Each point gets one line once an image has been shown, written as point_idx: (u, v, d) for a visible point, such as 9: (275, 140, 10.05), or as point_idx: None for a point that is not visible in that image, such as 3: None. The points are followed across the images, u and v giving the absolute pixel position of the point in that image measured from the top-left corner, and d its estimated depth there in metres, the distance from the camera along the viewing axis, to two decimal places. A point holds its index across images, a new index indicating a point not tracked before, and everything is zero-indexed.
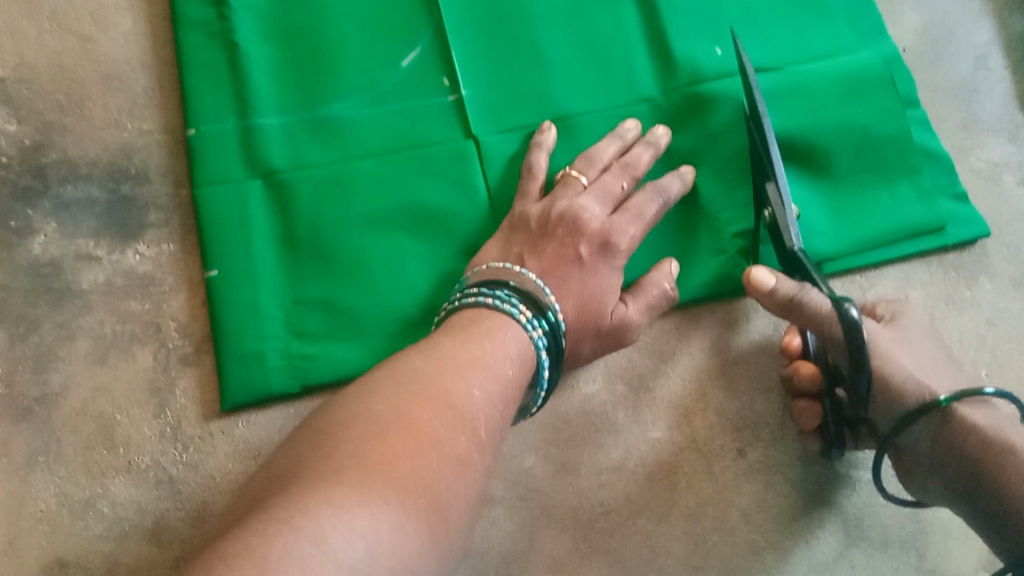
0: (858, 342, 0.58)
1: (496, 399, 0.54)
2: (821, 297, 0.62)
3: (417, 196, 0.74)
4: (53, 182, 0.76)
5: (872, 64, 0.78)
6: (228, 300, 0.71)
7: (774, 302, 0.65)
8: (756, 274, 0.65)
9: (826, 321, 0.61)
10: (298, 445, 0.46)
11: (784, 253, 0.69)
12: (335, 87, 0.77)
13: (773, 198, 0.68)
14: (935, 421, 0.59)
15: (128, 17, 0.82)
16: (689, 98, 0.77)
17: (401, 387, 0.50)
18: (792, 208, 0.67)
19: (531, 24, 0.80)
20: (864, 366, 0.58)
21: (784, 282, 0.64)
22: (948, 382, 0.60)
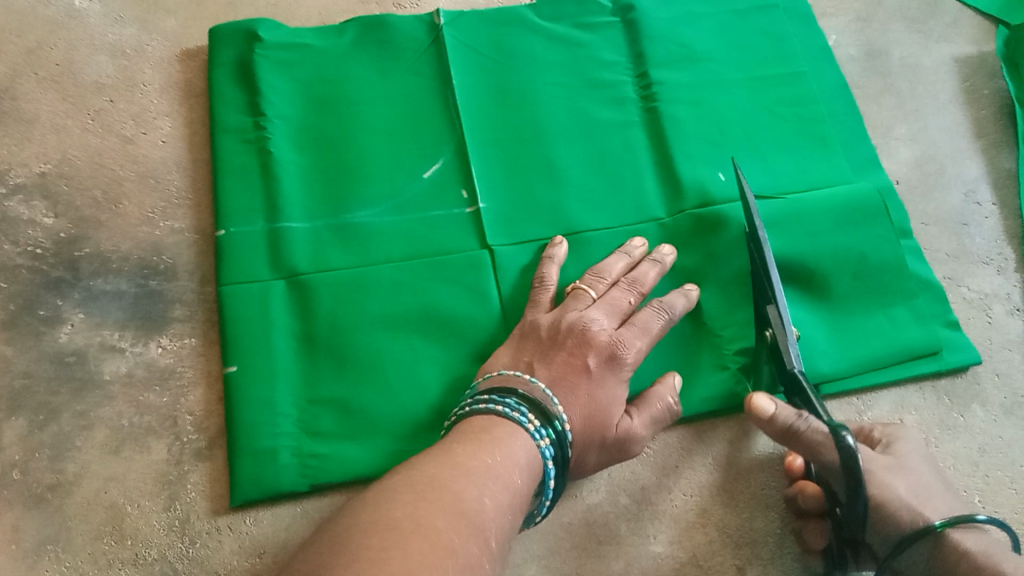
0: (854, 468, 0.59)
1: (504, 509, 0.55)
2: (818, 423, 0.63)
3: (433, 302, 0.77)
4: (84, 275, 0.79)
5: (865, 190, 0.83)
6: (244, 395, 0.73)
7: (773, 429, 0.67)
8: (757, 399, 0.67)
9: (823, 447, 0.62)
10: (319, 551, 0.48)
11: (784, 371, 0.70)
12: (359, 195, 0.81)
13: (773, 319, 0.70)
14: (930, 545, 0.60)
15: (167, 121, 0.86)
16: (694, 218, 0.81)
17: (417, 494, 0.52)
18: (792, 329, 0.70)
19: (547, 144, 0.84)
20: (860, 491, 0.59)
21: (784, 411, 0.66)
22: (942, 511, 0.62)
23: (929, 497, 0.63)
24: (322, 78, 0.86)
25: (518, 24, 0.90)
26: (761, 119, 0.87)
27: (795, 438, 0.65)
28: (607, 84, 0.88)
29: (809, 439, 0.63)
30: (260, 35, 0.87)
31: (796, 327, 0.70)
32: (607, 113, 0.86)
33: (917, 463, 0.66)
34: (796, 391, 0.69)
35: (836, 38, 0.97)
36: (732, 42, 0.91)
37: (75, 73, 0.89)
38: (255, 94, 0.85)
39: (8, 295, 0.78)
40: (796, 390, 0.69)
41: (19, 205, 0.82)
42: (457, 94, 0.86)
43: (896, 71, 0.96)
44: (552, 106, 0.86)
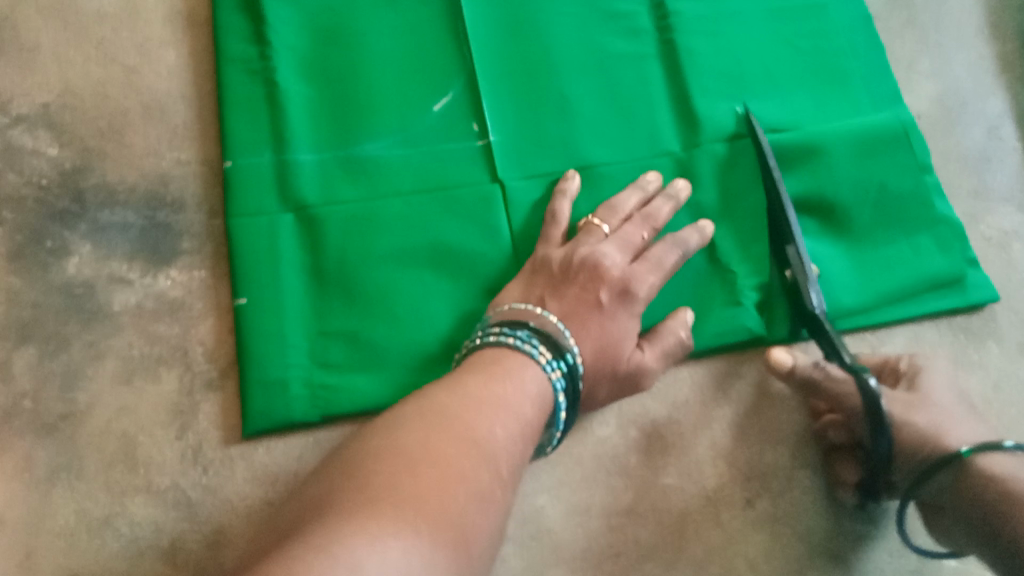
0: (878, 411, 0.61)
1: (516, 437, 0.55)
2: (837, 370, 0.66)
3: (443, 236, 0.76)
4: (91, 206, 0.78)
5: (888, 123, 0.81)
6: (254, 328, 0.73)
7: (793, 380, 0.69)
8: (775, 355, 0.69)
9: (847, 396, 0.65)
10: (330, 479, 0.48)
11: (804, 311, 0.71)
12: (368, 127, 0.80)
13: (794, 260, 0.72)
14: (953, 474, 0.60)
15: (172, 51, 0.84)
16: (710, 152, 0.80)
17: (428, 421, 0.52)
18: (813, 269, 0.72)
19: (559, 76, 0.83)
20: (885, 431, 0.61)
21: (802, 363, 0.68)
22: (969, 434, 0.61)
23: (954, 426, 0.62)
24: (329, 7, 0.84)
25: None
26: (779, 53, 0.85)
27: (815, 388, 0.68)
28: (622, 15, 0.85)
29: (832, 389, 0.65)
30: None
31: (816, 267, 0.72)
32: (620, 45, 0.84)
33: (940, 391, 0.65)
34: (817, 332, 0.70)
35: None
36: None
37: (75, 0, 0.86)
38: (260, 24, 0.83)
39: (14, 226, 0.77)
40: (816, 329, 0.70)
41: (22, 135, 0.80)
42: (467, 24, 0.84)
43: (921, 3, 0.92)
44: (565, 36, 0.84)
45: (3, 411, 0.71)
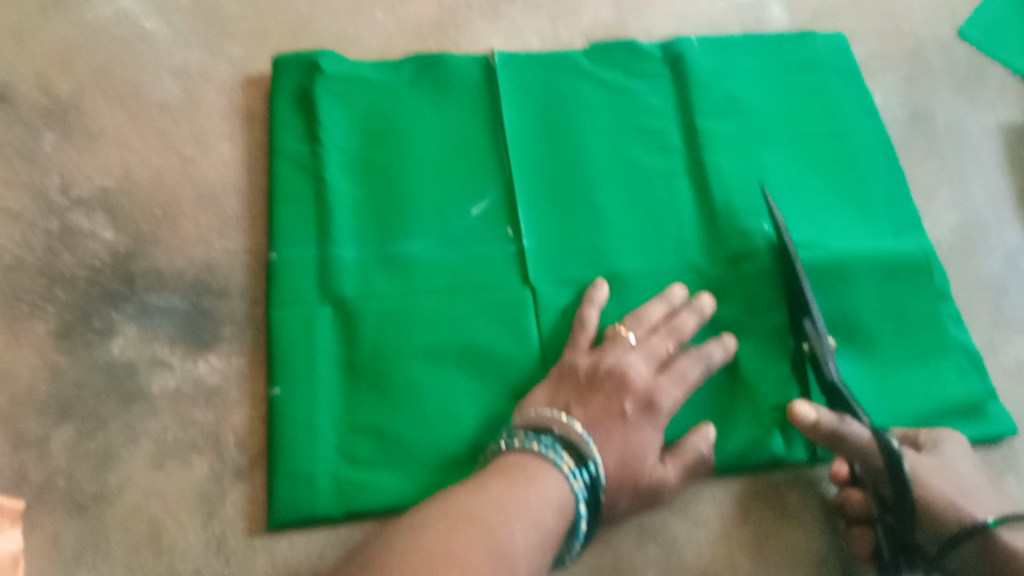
0: (900, 470, 0.62)
1: (535, 546, 0.55)
2: (862, 428, 0.65)
3: (474, 337, 0.79)
4: (139, 289, 0.81)
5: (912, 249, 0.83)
6: (287, 419, 0.74)
7: (817, 435, 0.67)
8: (797, 407, 0.68)
9: (868, 453, 0.64)
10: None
11: (824, 382, 0.73)
12: (409, 227, 0.83)
13: (810, 332, 0.75)
14: (978, 544, 0.61)
15: (228, 144, 0.89)
16: (735, 273, 0.82)
17: (447, 525, 0.52)
18: (829, 343, 0.74)
19: (593, 187, 0.85)
20: (907, 492, 0.62)
21: (826, 415, 0.67)
22: (990, 507, 0.64)
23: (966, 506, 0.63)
24: (378, 111, 0.88)
25: (568, 66, 0.92)
26: (803, 174, 0.87)
27: (839, 443, 0.66)
28: (654, 131, 0.89)
29: (851, 443, 0.65)
30: (321, 67, 0.90)
31: (831, 341, 0.75)
32: (652, 160, 0.87)
33: (962, 465, 0.67)
34: (836, 400, 0.71)
35: (882, 98, 0.95)
36: (778, 96, 0.91)
37: (141, 92, 0.92)
38: (313, 123, 0.87)
39: (64, 305, 0.80)
40: (836, 399, 0.71)
41: (81, 218, 0.84)
42: (507, 133, 0.88)
43: (941, 134, 0.94)
44: (600, 150, 0.87)
45: (37, 487, 0.72)
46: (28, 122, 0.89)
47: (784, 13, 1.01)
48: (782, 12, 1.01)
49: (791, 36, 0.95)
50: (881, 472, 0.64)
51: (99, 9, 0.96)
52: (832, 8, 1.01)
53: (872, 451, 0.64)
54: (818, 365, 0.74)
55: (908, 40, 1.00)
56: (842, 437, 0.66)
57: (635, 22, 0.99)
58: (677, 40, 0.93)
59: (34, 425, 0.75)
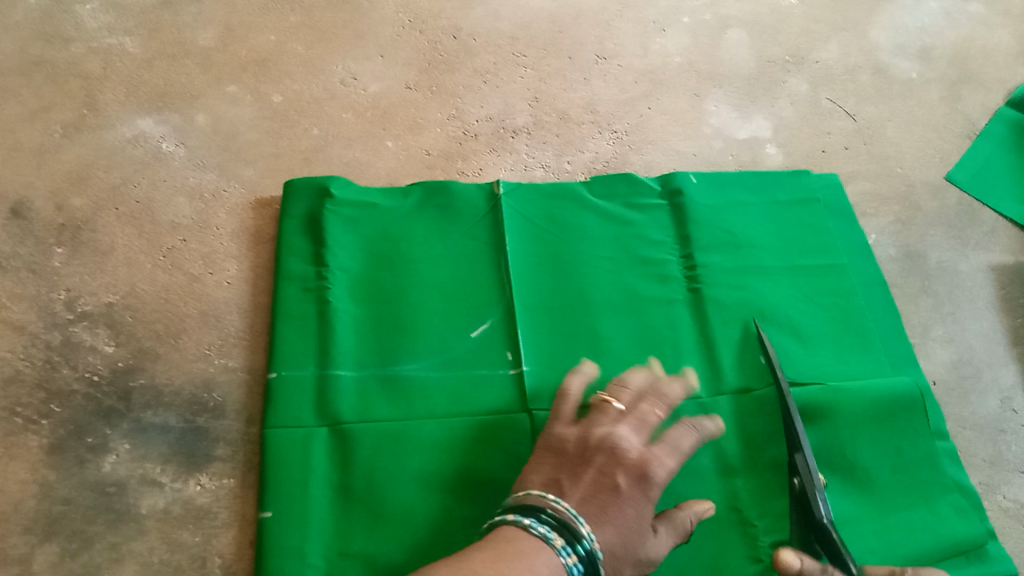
0: None
1: None
2: None
3: (470, 461, 0.77)
4: (136, 405, 0.81)
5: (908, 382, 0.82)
6: (276, 544, 0.73)
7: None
8: (784, 555, 0.63)
9: None
10: None
11: (812, 519, 0.68)
12: (409, 349, 0.83)
13: (801, 467, 0.72)
14: None
15: (234, 264, 0.91)
16: (733, 404, 0.81)
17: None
18: (819, 479, 0.71)
19: (592, 314, 0.86)
20: None
21: (811, 564, 0.63)
22: None
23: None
24: (384, 235, 0.91)
25: (570, 196, 0.95)
26: (800, 307, 0.88)
27: None
28: (653, 261, 0.90)
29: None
30: (331, 192, 0.93)
31: (822, 476, 0.71)
32: (651, 289, 0.88)
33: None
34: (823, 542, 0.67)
35: (876, 237, 0.98)
36: (774, 231, 0.93)
37: (153, 211, 0.94)
38: (320, 246, 0.89)
39: (59, 419, 0.80)
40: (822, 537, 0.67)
41: (83, 332, 0.85)
42: (509, 260, 0.89)
43: (934, 274, 0.96)
44: (599, 278, 0.89)
45: None
46: (39, 237, 0.91)
47: (778, 151, 1.05)
48: (777, 150, 1.05)
49: (785, 174, 0.98)
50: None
51: (118, 132, 1.00)
52: (824, 149, 1.05)
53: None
54: (806, 500, 0.70)
55: (900, 181, 1.03)
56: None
57: (635, 156, 1.03)
58: (675, 175, 0.96)
59: (17, 543, 0.73)
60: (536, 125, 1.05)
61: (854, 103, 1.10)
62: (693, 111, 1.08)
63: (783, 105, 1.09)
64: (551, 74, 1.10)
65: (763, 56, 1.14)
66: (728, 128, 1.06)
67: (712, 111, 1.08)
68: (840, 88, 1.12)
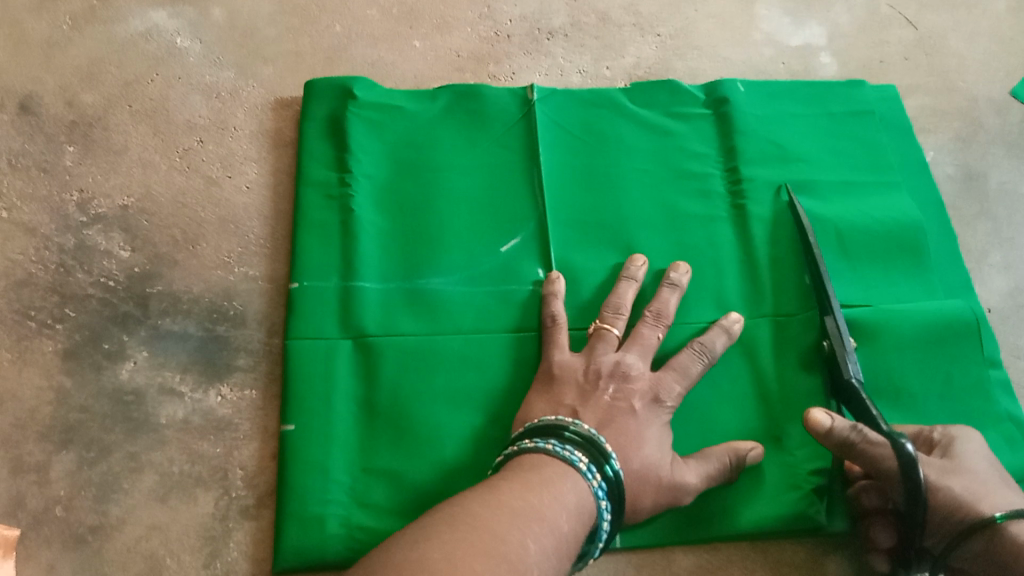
0: (914, 475, 0.58)
1: (551, 552, 0.50)
2: (877, 435, 0.62)
3: (499, 380, 0.74)
4: (153, 313, 0.78)
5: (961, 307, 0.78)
6: (299, 458, 0.70)
7: (831, 443, 0.64)
8: (814, 414, 0.64)
9: (881, 460, 0.61)
10: None
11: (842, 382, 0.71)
12: (436, 261, 0.79)
13: (832, 331, 0.73)
14: (983, 540, 0.57)
15: (254, 168, 0.86)
16: (777, 327, 0.77)
17: (455, 533, 0.48)
18: (850, 345, 0.72)
19: (630, 229, 0.82)
20: (919, 497, 0.58)
21: (841, 422, 0.63)
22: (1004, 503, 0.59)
23: (973, 502, 0.58)
24: (410, 141, 0.86)
25: (608, 105, 0.89)
26: (854, 220, 0.82)
27: (851, 453, 0.62)
28: (695, 175, 0.85)
29: (865, 452, 0.61)
30: (354, 93, 0.88)
31: (853, 343, 0.73)
32: (691, 204, 0.84)
33: (976, 462, 0.62)
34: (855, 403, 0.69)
35: (933, 155, 0.93)
36: (824, 146, 0.88)
37: (168, 109, 0.89)
38: (343, 151, 0.85)
39: (74, 325, 0.77)
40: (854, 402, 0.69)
41: (97, 235, 0.82)
42: (542, 171, 0.85)
43: (994, 195, 0.91)
44: (638, 192, 0.84)
45: (34, 516, 0.69)
46: (49, 134, 0.87)
47: (833, 60, 0.99)
48: (831, 59, 0.99)
49: (839, 85, 0.92)
50: (895, 478, 0.60)
51: (130, 24, 0.95)
52: (882, 60, 0.99)
53: (887, 458, 0.61)
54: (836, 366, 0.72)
55: (961, 96, 0.97)
56: (856, 446, 0.62)
57: (679, 63, 0.97)
58: (721, 83, 0.90)
59: (34, 450, 0.71)
60: (574, 26, 0.98)
61: (914, 11, 1.03)
62: (742, 15, 1.01)
63: (840, 11, 1.02)
64: None
65: None
66: (779, 34, 1.00)
67: (763, 15, 1.01)
68: None
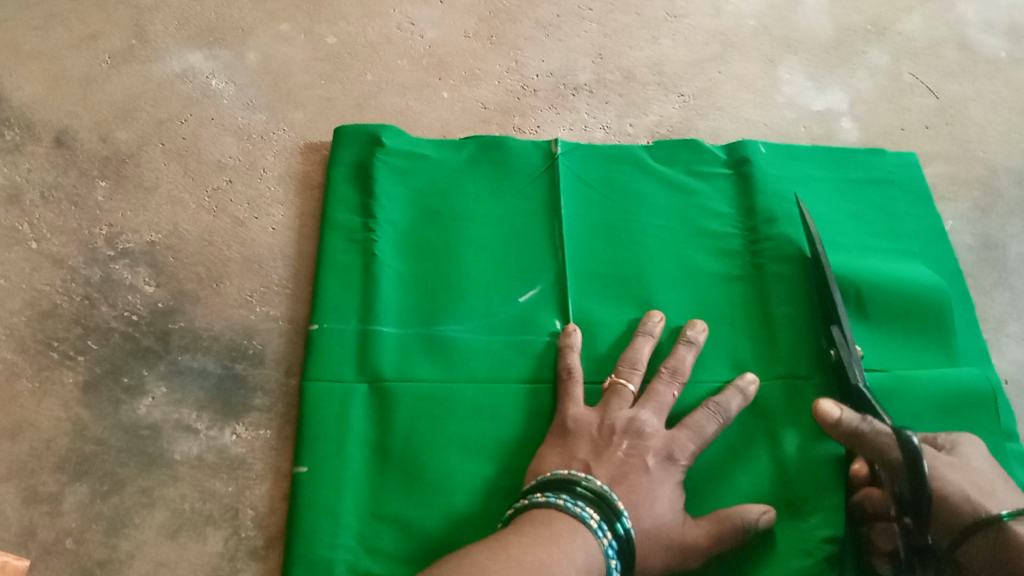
0: (916, 459, 0.62)
1: None
2: (883, 427, 0.66)
3: (512, 431, 0.74)
4: (174, 348, 0.79)
5: (980, 378, 0.78)
6: (310, 500, 0.70)
7: (840, 434, 0.68)
8: (824, 404, 0.69)
9: (886, 447, 0.65)
10: None
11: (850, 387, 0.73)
12: (454, 308, 0.80)
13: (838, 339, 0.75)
14: (989, 538, 0.57)
15: (280, 210, 0.88)
16: (792, 390, 0.77)
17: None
18: (856, 350, 0.74)
19: (647, 285, 0.82)
20: (921, 482, 0.61)
21: (850, 415, 0.68)
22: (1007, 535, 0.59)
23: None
24: (434, 189, 0.87)
25: (631, 161, 0.91)
26: (879, 281, 0.82)
27: (858, 441, 0.67)
28: (714, 234, 0.86)
29: (872, 441, 0.66)
30: (382, 141, 0.89)
31: (860, 348, 0.75)
32: (710, 263, 0.84)
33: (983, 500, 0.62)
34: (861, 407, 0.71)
35: (952, 223, 0.93)
36: (845, 209, 0.89)
37: (199, 149, 0.91)
38: (368, 196, 0.86)
39: (96, 357, 0.78)
40: (860, 404, 0.71)
41: (123, 269, 0.83)
42: (564, 223, 0.86)
43: (1012, 266, 0.91)
44: (657, 248, 0.85)
45: (44, 547, 0.69)
46: (83, 168, 0.89)
47: (854, 126, 1.00)
48: (852, 125, 1.00)
49: (860, 151, 0.94)
50: (897, 467, 0.64)
51: (167, 65, 0.97)
52: (903, 127, 1.00)
53: (890, 445, 0.65)
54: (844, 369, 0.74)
55: (981, 165, 0.98)
56: (863, 436, 0.67)
57: (702, 122, 0.98)
58: (743, 145, 0.92)
59: (48, 481, 0.72)
60: (599, 83, 1.00)
61: (936, 79, 1.05)
62: (765, 78, 1.03)
63: (862, 77, 1.04)
64: (618, 30, 1.05)
65: (843, 25, 1.09)
66: (802, 98, 1.01)
67: (786, 79, 1.03)
68: (923, 63, 1.06)
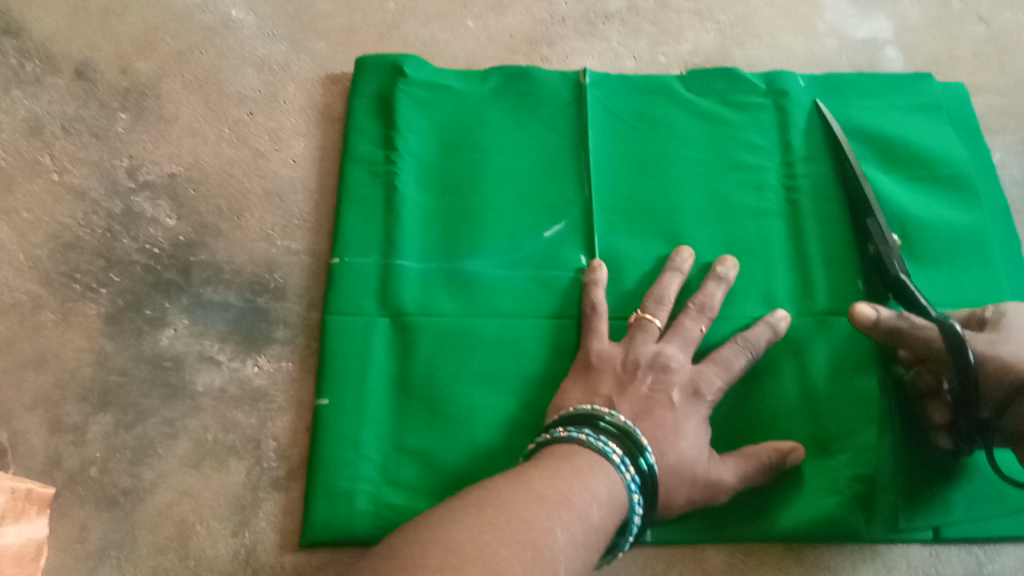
0: (963, 348, 0.61)
1: (578, 543, 0.49)
2: (923, 322, 0.64)
3: (536, 368, 0.73)
4: (196, 281, 0.78)
5: None
6: (331, 432, 0.70)
7: (876, 333, 0.66)
8: (859, 309, 0.66)
9: (931, 341, 0.63)
10: (374, 561, 0.43)
11: (889, 280, 0.72)
12: (477, 243, 0.78)
13: (873, 230, 0.75)
14: None
15: (302, 142, 0.86)
16: (828, 326, 0.74)
17: (482, 518, 0.46)
18: (894, 242, 0.74)
19: (677, 219, 0.80)
20: (969, 370, 0.61)
21: (887, 314, 0.66)
22: None
23: None
24: (458, 121, 0.85)
25: (662, 91, 0.88)
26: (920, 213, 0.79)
27: (899, 339, 0.65)
28: (748, 167, 0.83)
29: (915, 337, 0.64)
30: (405, 71, 0.87)
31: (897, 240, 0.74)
32: (744, 197, 0.81)
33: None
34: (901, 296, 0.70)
35: (1000, 156, 0.89)
36: (892, 135, 0.85)
37: (220, 81, 0.90)
38: (391, 129, 0.84)
39: (118, 289, 0.77)
40: (900, 294, 0.71)
41: (144, 202, 0.82)
42: (591, 156, 0.83)
43: None
44: (688, 181, 0.82)
45: (69, 476, 0.69)
46: (103, 100, 0.88)
47: (899, 54, 0.96)
48: (897, 53, 0.96)
49: (904, 77, 0.90)
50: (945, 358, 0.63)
51: None
52: (951, 56, 0.96)
53: (934, 339, 0.63)
54: (882, 264, 0.73)
55: None
56: (905, 334, 0.65)
57: (738, 51, 0.94)
58: (782, 74, 0.88)
59: (73, 410, 0.72)
60: (630, 11, 0.97)
61: (987, 7, 1.00)
62: (806, 6, 0.98)
63: (908, 4, 0.99)
64: None
65: None
66: (844, 26, 0.97)
67: (827, 6, 0.99)
68: None
